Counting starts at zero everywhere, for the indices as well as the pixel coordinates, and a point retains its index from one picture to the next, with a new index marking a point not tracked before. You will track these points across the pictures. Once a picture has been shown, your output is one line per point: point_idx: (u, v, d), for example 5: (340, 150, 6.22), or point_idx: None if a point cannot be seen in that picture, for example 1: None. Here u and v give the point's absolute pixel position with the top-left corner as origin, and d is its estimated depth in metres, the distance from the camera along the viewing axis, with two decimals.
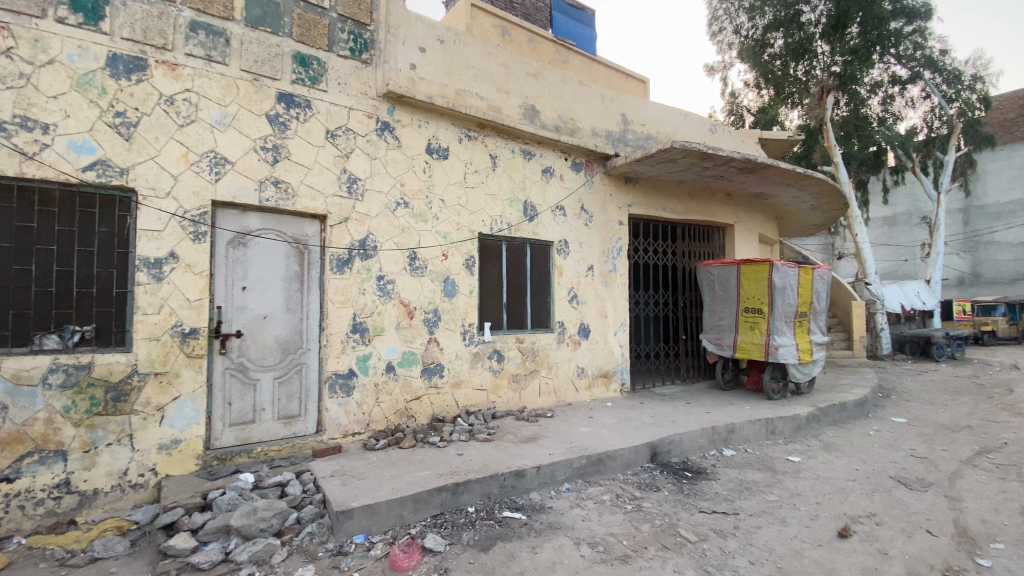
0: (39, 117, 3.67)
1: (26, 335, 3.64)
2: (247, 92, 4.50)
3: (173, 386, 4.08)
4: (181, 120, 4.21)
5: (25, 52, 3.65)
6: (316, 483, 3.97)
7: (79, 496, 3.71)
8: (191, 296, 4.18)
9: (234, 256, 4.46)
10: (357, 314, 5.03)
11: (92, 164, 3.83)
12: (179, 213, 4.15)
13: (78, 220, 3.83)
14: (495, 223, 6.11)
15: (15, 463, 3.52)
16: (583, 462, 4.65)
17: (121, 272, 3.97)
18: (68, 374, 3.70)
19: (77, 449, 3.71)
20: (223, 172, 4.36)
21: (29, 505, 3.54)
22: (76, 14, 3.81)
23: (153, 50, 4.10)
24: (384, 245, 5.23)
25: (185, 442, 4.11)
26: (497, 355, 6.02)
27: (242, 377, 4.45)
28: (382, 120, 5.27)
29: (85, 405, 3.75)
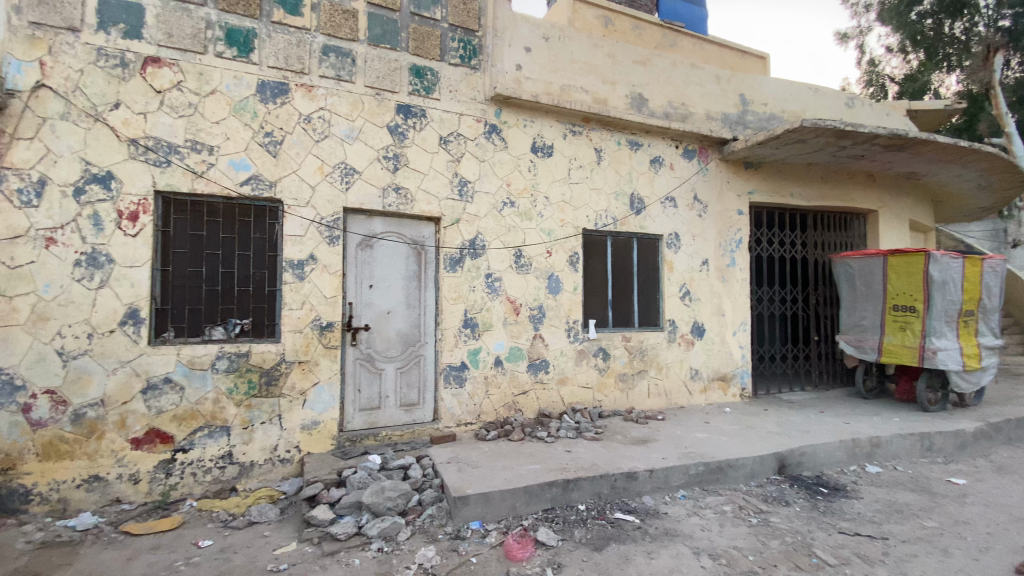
0: (205, 140, 4.31)
1: (199, 327, 4.29)
2: (370, 106, 4.89)
3: (313, 373, 4.58)
4: (317, 136, 4.69)
5: (193, 85, 4.28)
6: (435, 469, 4.20)
7: (239, 466, 4.30)
8: (327, 293, 4.66)
9: (362, 257, 4.88)
10: (468, 310, 5.24)
11: (248, 179, 4.42)
12: (317, 219, 4.64)
13: (238, 228, 4.44)
14: (601, 218, 6.00)
15: (190, 435, 4.17)
16: (700, 469, 4.39)
17: (271, 273, 4.54)
18: (231, 360, 4.31)
19: (238, 425, 4.31)
20: (352, 182, 4.79)
21: (199, 473, 4.18)
22: (231, 48, 4.41)
23: (294, 75, 4.62)
24: (492, 244, 5.39)
25: (322, 424, 4.59)
26: (603, 353, 5.92)
27: (370, 367, 4.85)
28: (491, 123, 5.43)
29: (244, 388, 4.34)
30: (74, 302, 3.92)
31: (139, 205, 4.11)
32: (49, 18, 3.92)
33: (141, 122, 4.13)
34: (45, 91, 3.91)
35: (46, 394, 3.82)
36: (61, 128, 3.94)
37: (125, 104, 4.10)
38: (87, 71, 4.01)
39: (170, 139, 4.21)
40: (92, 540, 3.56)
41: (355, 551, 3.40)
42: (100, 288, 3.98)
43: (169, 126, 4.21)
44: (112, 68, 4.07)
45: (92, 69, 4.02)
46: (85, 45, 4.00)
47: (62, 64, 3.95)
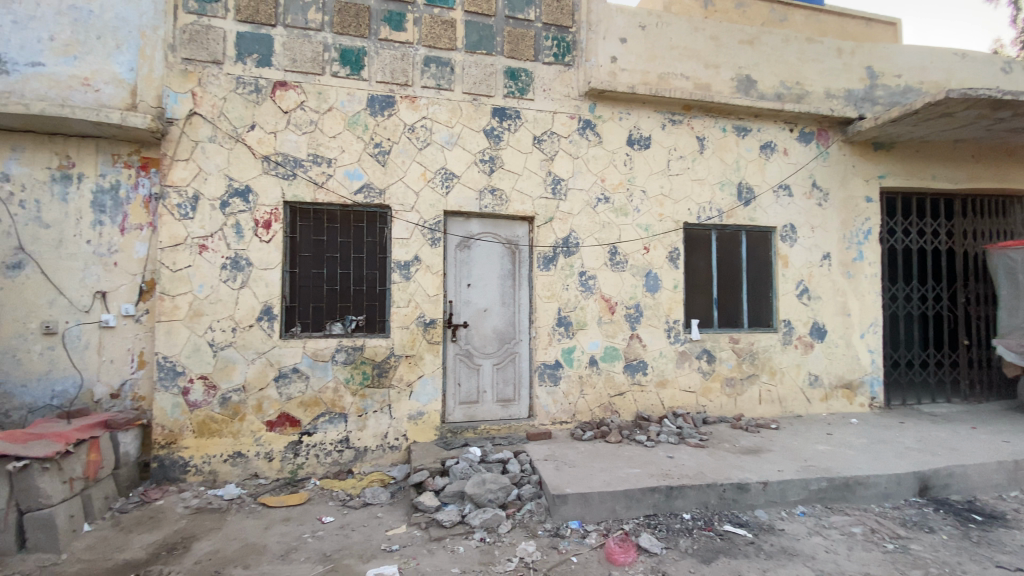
0: (324, 153, 4.74)
1: (322, 322, 4.74)
2: (468, 112, 5.07)
3: (418, 367, 4.85)
4: (420, 144, 4.95)
5: (313, 104, 4.73)
6: (532, 465, 4.25)
7: (355, 451, 4.68)
8: (430, 291, 4.90)
9: (461, 258, 5.07)
10: (563, 308, 5.23)
11: (360, 188, 4.79)
12: (421, 223, 4.91)
13: (353, 232, 4.83)
14: (704, 211, 5.67)
15: (314, 420, 4.62)
16: (822, 485, 3.99)
17: (382, 273, 4.88)
18: (347, 353, 4.71)
19: (354, 413, 4.70)
20: (451, 186, 5.00)
21: (321, 454, 4.61)
22: (345, 67, 4.80)
23: (399, 87, 4.92)
24: (586, 242, 5.33)
25: (426, 415, 4.85)
26: (707, 355, 5.60)
27: (468, 363, 5.04)
28: (585, 118, 5.37)
29: (358, 378, 4.72)
30: (222, 300, 4.51)
31: (272, 215, 4.63)
32: (198, 53, 4.54)
33: (271, 141, 4.65)
34: (196, 118, 4.53)
35: (200, 379, 4.44)
36: (209, 150, 4.54)
37: (258, 125, 4.63)
38: (228, 98, 4.58)
39: (295, 154, 4.68)
40: (236, 508, 4.07)
41: (460, 539, 3.55)
42: (242, 288, 4.54)
43: (294, 142, 4.69)
44: (248, 93, 4.62)
45: (232, 96, 4.59)
46: (226, 75, 4.58)
47: (208, 94, 4.55)
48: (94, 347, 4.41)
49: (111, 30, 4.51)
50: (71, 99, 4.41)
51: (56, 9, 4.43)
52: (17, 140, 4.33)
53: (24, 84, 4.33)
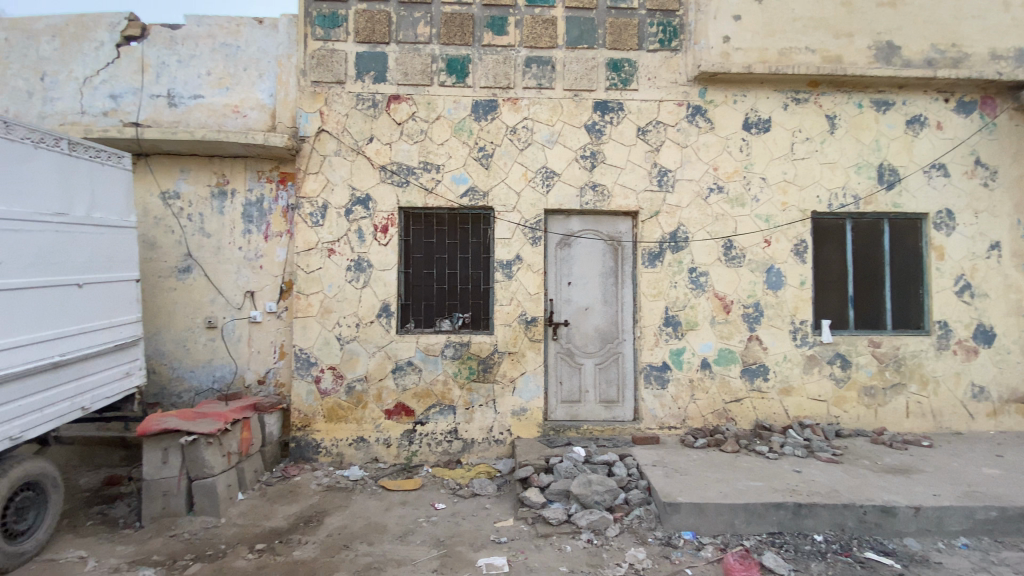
0: (433, 160, 4.99)
1: (432, 319, 5.01)
2: (569, 108, 5.03)
3: (521, 363, 4.92)
4: (522, 144, 5.01)
5: (423, 114, 5.00)
6: (640, 470, 4.09)
7: (463, 442, 4.88)
8: (532, 290, 4.94)
9: (561, 255, 5.05)
10: (670, 307, 4.99)
11: (466, 191, 4.98)
12: (522, 222, 4.97)
13: (459, 233, 5.04)
14: (835, 199, 5.08)
15: (426, 410, 4.89)
16: (992, 515, 3.40)
17: (486, 271, 5.03)
18: (456, 349, 4.91)
19: (461, 406, 4.89)
20: (553, 184, 5.00)
21: (432, 444, 4.87)
22: (451, 76, 5.01)
23: (501, 91, 5.02)
24: (696, 236, 5.04)
25: (530, 412, 4.90)
26: (840, 360, 5.02)
27: (570, 361, 5.01)
28: (694, 105, 5.07)
29: (466, 373, 4.90)
30: (346, 299, 4.94)
31: (388, 220, 4.97)
32: (324, 76, 5.00)
33: (387, 151, 4.99)
34: (324, 134, 5.00)
35: (329, 370, 4.90)
36: (335, 163, 4.99)
37: (376, 137, 5.00)
38: (350, 115, 5.00)
39: (408, 163, 4.98)
40: (360, 488, 4.44)
41: (567, 538, 3.55)
42: (363, 288, 4.94)
43: (406, 151, 4.99)
44: (366, 109, 5.00)
45: (353, 112, 5.00)
46: (348, 93, 5.00)
47: (333, 112, 5.00)
48: (245, 340, 5.07)
49: (254, 61, 5.15)
50: (226, 124, 5.11)
51: (212, 48, 5.16)
52: (185, 163, 5.11)
53: (190, 114, 5.10)
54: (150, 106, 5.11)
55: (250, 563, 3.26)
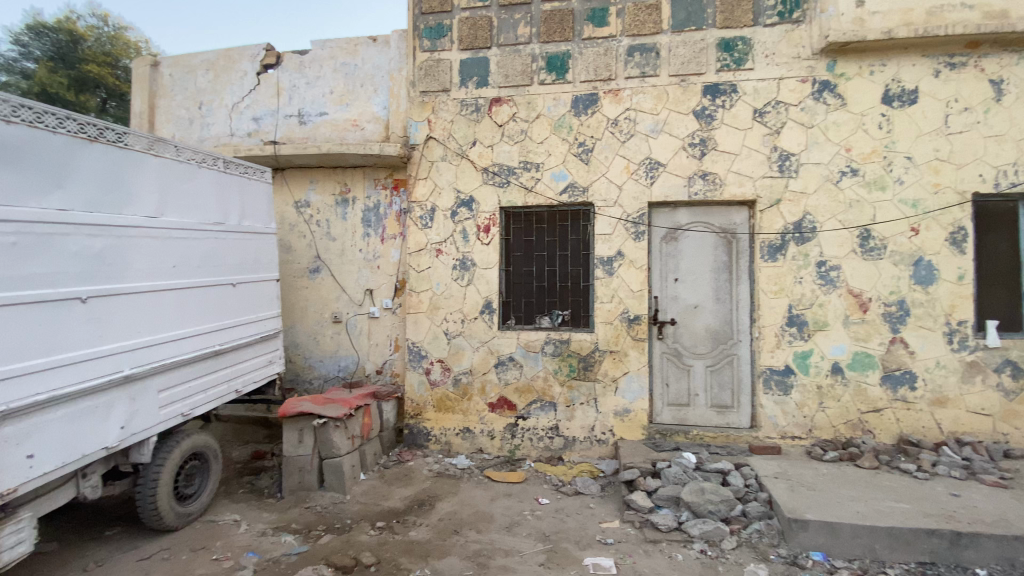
0: (534, 159, 5.03)
1: (532, 316, 5.07)
2: (675, 95, 4.79)
3: (624, 363, 4.79)
4: (624, 136, 4.87)
5: (524, 113, 5.06)
6: (759, 481, 3.80)
7: (564, 440, 4.87)
8: (635, 287, 4.79)
9: (667, 250, 4.83)
10: (793, 305, 4.56)
11: (565, 187, 4.95)
12: (624, 217, 4.83)
13: (559, 230, 5.04)
14: (1005, 177, 4.30)
15: (528, 406, 4.96)
16: None
17: (586, 268, 4.97)
18: (556, 346, 4.92)
19: (562, 403, 4.89)
20: (657, 175, 4.79)
21: (534, 439, 4.92)
22: (551, 73, 5.01)
23: (603, 83, 4.92)
24: (825, 225, 4.54)
25: (634, 413, 4.75)
26: (1011, 368, 4.25)
27: (678, 362, 4.78)
28: (821, 80, 4.57)
29: (567, 370, 4.89)
30: (452, 296, 5.16)
31: (490, 220, 5.11)
32: (431, 85, 5.26)
33: (489, 153, 5.13)
34: (431, 141, 5.26)
35: (438, 363, 5.16)
36: (441, 167, 5.23)
37: (479, 140, 5.16)
38: (455, 120, 5.20)
39: (509, 163, 5.08)
40: (467, 477, 4.62)
41: (678, 546, 3.39)
42: (468, 286, 5.13)
43: (507, 152, 5.09)
44: (470, 113, 5.17)
45: (458, 118, 5.20)
46: (453, 100, 5.21)
47: (440, 118, 5.24)
48: (363, 333, 5.52)
49: (370, 77, 5.58)
50: (346, 137, 5.59)
51: (334, 69, 5.67)
52: (314, 174, 5.69)
53: (317, 130, 5.66)
54: (285, 125, 5.76)
55: (372, 538, 3.53)
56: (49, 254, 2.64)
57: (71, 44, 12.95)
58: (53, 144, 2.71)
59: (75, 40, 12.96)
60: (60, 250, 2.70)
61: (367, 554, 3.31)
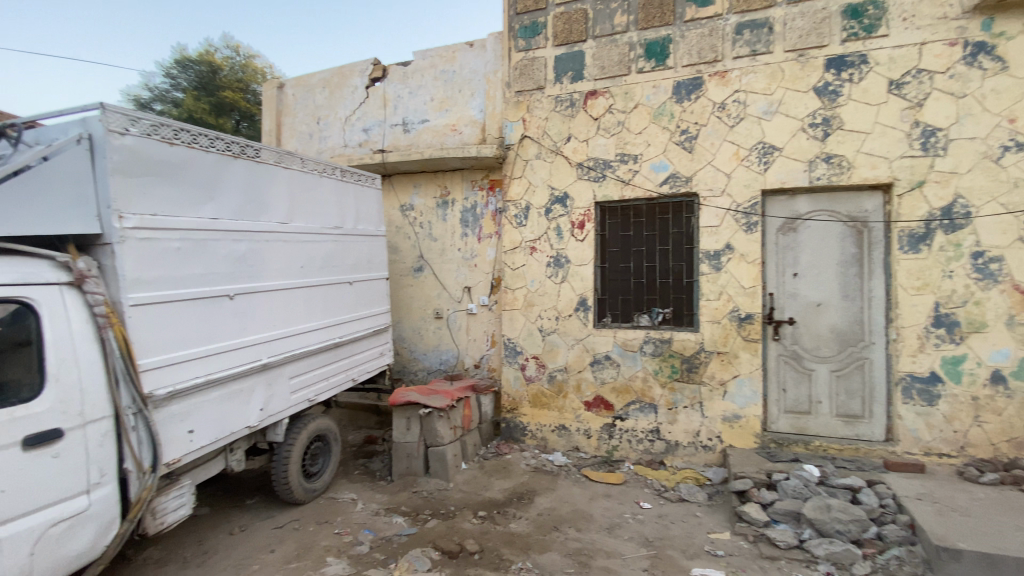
0: (632, 151, 4.86)
1: (630, 314, 4.92)
2: (792, 72, 4.37)
3: (733, 365, 4.49)
4: (732, 121, 4.55)
5: (621, 105, 4.91)
6: (898, 502, 3.38)
7: (666, 443, 4.68)
8: (745, 283, 4.45)
9: (784, 243, 4.44)
10: (941, 303, 3.98)
11: (667, 178, 4.74)
12: (733, 207, 4.52)
13: (659, 224, 4.83)
14: None
15: (626, 407, 4.83)
16: None
17: (689, 264, 4.72)
18: (657, 345, 4.73)
19: (664, 405, 4.69)
20: (772, 160, 4.41)
21: (634, 441, 4.78)
22: (650, 60, 4.82)
23: (707, 66, 4.63)
24: (982, 210, 3.91)
25: (744, 419, 4.44)
26: None
27: (797, 366, 4.38)
28: (975, 41, 3.93)
29: (668, 371, 4.68)
30: (547, 293, 5.15)
31: (585, 215, 5.02)
32: (526, 84, 5.29)
33: (584, 148, 5.04)
34: (526, 140, 5.29)
35: (533, 359, 5.20)
36: (536, 165, 5.24)
37: (574, 135, 5.09)
38: (550, 117, 5.18)
39: (605, 157, 4.96)
40: (565, 474, 4.61)
41: (799, 566, 3.15)
42: (562, 282, 5.10)
43: (603, 145, 4.97)
44: (565, 108, 5.13)
45: (552, 115, 5.18)
46: (548, 97, 5.20)
47: (535, 116, 5.25)
48: (463, 329, 5.73)
49: (468, 82, 5.75)
50: (446, 141, 5.82)
51: (434, 77, 5.94)
52: (417, 178, 6.01)
53: (419, 136, 5.96)
54: (391, 134, 6.14)
55: (475, 527, 3.65)
56: (204, 257, 3.04)
57: (211, 74, 14.90)
58: (205, 162, 3.11)
59: (215, 70, 14.89)
60: (212, 254, 3.10)
61: (471, 542, 3.43)
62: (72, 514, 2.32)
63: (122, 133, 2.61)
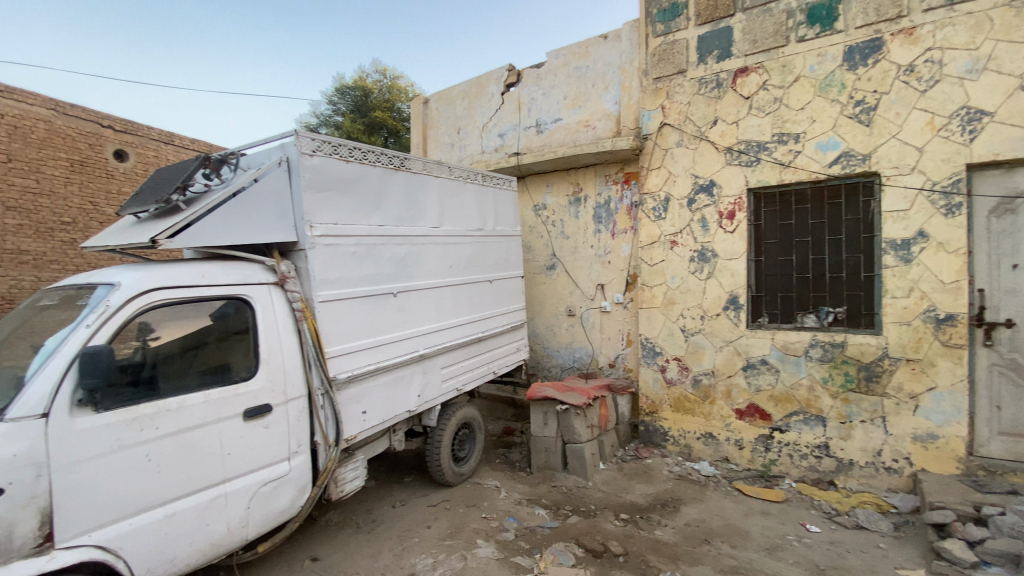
0: (792, 129, 4.35)
1: (792, 314, 4.42)
2: (1008, 19, 3.56)
3: (928, 376, 3.79)
4: (925, 85, 3.83)
5: (777, 80, 4.42)
6: None
7: (837, 462, 4.12)
8: (945, 278, 3.73)
9: (999, 228, 3.63)
10: None
11: (837, 158, 4.14)
12: (926, 186, 3.80)
13: (828, 211, 4.26)
14: None
15: (786, 417, 4.35)
16: None
17: (869, 256, 4.08)
18: (825, 349, 4.18)
19: (834, 418, 4.13)
20: (981, 127, 3.63)
21: (796, 456, 4.29)
22: (813, 27, 4.26)
23: (888, 24, 3.96)
24: None
25: (943, 440, 3.72)
26: None
27: (1018, 378, 3.56)
28: None
29: (840, 380, 4.11)
30: (691, 290, 4.84)
31: (736, 205, 4.61)
32: (666, 69, 5.02)
33: (734, 131, 4.63)
34: (666, 128, 5.03)
35: (674, 361, 4.93)
36: (677, 154, 4.95)
37: (721, 118, 4.71)
38: (693, 102, 4.86)
39: (759, 138, 4.50)
40: (714, 485, 4.30)
41: None
42: (709, 278, 4.74)
43: (758, 126, 4.51)
44: (710, 91, 4.76)
45: (696, 99, 4.84)
46: (690, 80, 4.88)
47: (675, 103, 4.96)
48: (597, 327, 5.65)
49: (602, 75, 5.65)
50: (579, 138, 5.79)
51: (568, 74, 5.94)
52: (551, 178, 6.08)
53: (552, 136, 6.02)
54: (525, 136, 6.29)
55: (618, 529, 3.58)
56: (373, 259, 3.41)
57: (364, 98, 16.83)
58: (373, 174, 3.48)
59: (367, 93, 16.74)
60: (379, 257, 3.47)
61: (615, 543, 3.37)
62: (277, 476, 2.76)
63: (311, 154, 3.04)
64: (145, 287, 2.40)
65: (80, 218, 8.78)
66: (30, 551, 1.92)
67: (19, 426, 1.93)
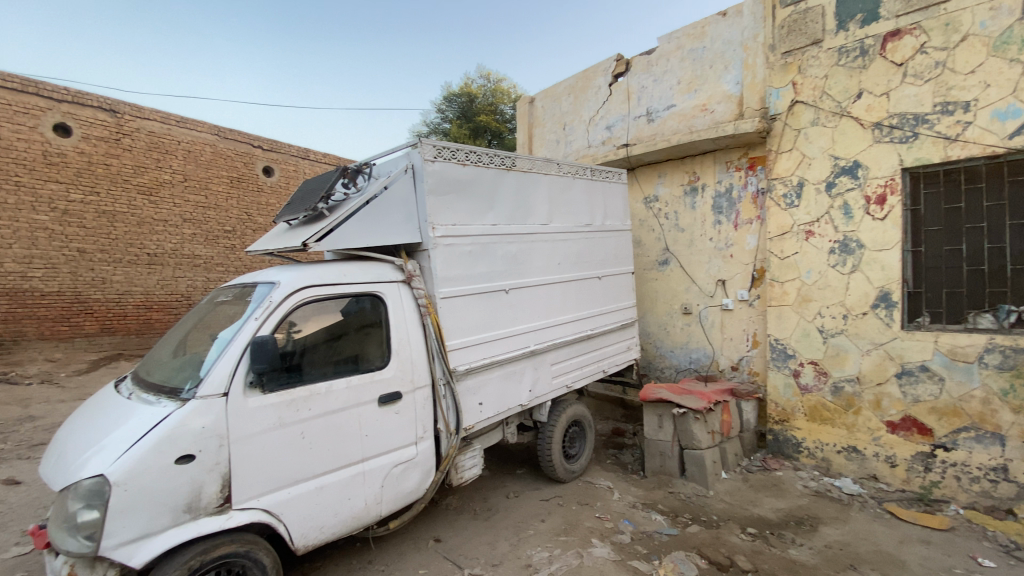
0: (959, 97, 3.71)
1: (961, 312, 3.81)
2: None
3: None
4: None
5: (938, 41, 3.80)
6: None
7: (1019, 488, 3.44)
8: None
9: None
10: None
11: (1021, 127, 3.46)
12: None
13: (1009, 192, 3.62)
14: None
15: (952, 433, 3.73)
16: None
17: None
18: (1005, 356, 3.52)
19: (1016, 437, 3.46)
20: None
21: (964, 478, 3.66)
22: None
23: None
24: None
25: None
26: None
27: None
28: None
29: None
30: (831, 286, 4.33)
31: (887, 187, 4.03)
32: (797, 41, 4.55)
33: (884, 103, 4.06)
34: (798, 107, 4.55)
35: (810, 365, 4.45)
36: (812, 134, 4.46)
37: (867, 91, 4.15)
38: (831, 74, 4.34)
39: (915, 110, 3.90)
40: (859, 505, 3.81)
41: None
42: (853, 272, 4.21)
43: (916, 95, 3.90)
44: (853, 60, 4.22)
45: (835, 71, 4.32)
46: (827, 51, 4.37)
47: (809, 78, 4.48)
48: (717, 326, 5.30)
49: (721, 55, 5.26)
50: (695, 124, 5.46)
51: (681, 58, 5.64)
52: (663, 168, 5.82)
53: (665, 124, 5.75)
54: (635, 126, 6.07)
55: (746, 543, 3.32)
56: (488, 257, 3.52)
57: (470, 104, 17.49)
58: (487, 175, 3.59)
59: (472, 98, 17.36)
60: (493, 255, 3.57)
61: (743, 558, 3.13)
62: (406, 459, 2.96)
63: (433, 160, 3.22)
64: (299, 285, 2.70)
65: (238, 227, 10.20)
66: (214, 509, 2.25)
67: (206, 403, 2.27)
